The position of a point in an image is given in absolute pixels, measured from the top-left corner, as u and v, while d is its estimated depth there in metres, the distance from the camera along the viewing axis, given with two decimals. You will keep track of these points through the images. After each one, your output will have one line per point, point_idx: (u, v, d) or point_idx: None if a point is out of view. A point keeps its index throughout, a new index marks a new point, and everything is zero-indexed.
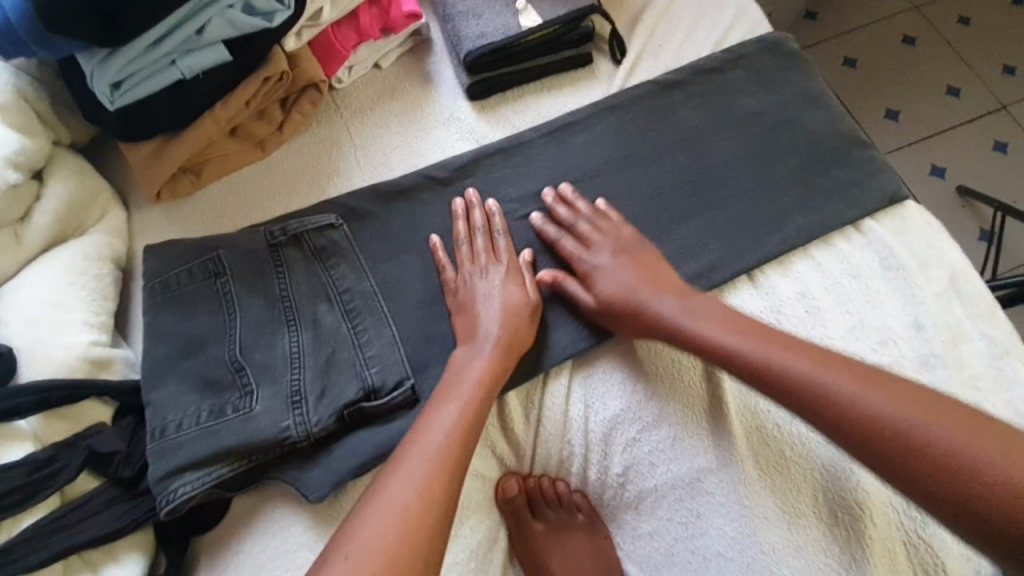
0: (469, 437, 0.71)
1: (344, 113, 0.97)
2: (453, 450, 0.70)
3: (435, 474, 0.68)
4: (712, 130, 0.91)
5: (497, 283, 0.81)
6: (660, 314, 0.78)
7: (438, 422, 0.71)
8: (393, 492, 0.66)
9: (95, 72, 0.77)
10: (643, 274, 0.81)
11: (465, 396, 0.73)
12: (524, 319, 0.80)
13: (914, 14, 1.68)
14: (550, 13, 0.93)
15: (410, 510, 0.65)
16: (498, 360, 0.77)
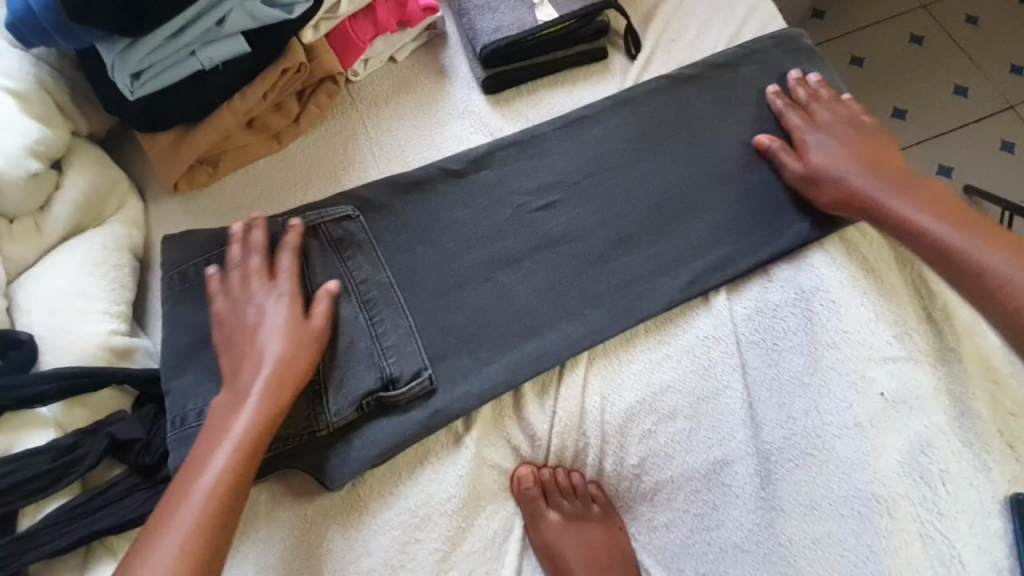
0: (239, 488, 0.67)
1: (359, 107, 0.97)
2: (227, 496, 0.66)
3: (200, 538, 0.63)
4: (726, 124, 0.91)
5: (275, 312, 0.75)
6: (845, 177, 0.83)
7: (226, 438, 0.68)
8: (179, 518, 0.64)
9: (117, 62, 0.77)
10: (873, 149, 0.85)
11: (259, 403, 0.70)
12: (309, 344, 0.74)
13: (922, 14, 1.68)
14: (566, 8, 0.93)
15: (201, 533, 0.64)
16: (300, 369, 0.72)
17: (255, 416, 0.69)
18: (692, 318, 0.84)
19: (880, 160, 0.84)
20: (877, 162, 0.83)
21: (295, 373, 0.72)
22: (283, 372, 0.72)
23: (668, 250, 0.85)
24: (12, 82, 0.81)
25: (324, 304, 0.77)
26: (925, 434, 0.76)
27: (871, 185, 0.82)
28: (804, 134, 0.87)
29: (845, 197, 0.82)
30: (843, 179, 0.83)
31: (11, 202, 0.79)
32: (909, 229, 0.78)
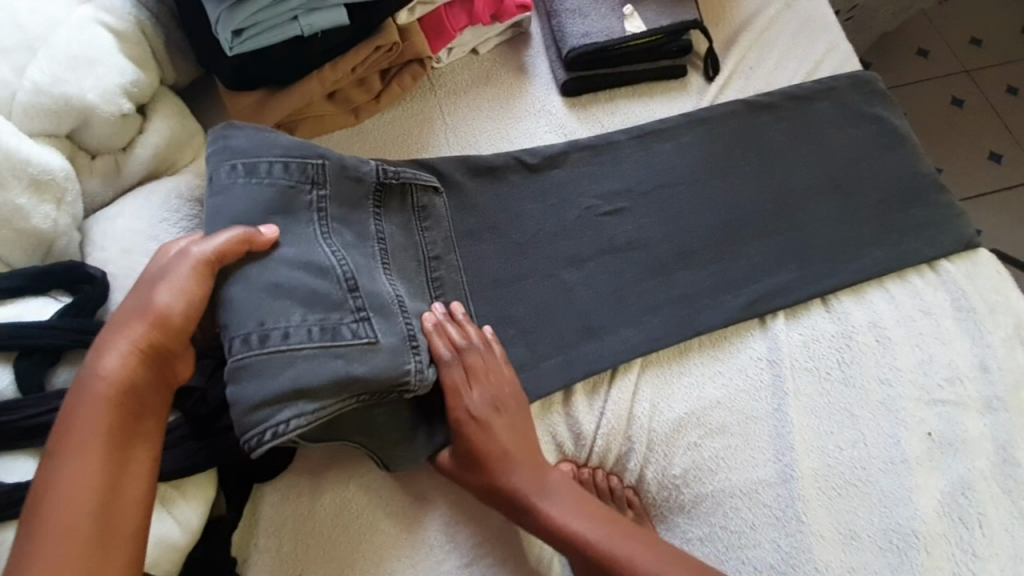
0: (119, 441, 0.61)
1: (438, 93, 0.99)
2: (109, 453, 0.60)
3: (83, 508, 0.58)
4: (796, 155, 0.93)
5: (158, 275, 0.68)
6: (499, 471, 0.72)
7: (78, 421, 0.60)
8: (47, 523, 0.57)
9: (222, 18, 0.78)
10: (511, 434, 0.74)
11: (118, 357, 0.62)
12: (186, 280, 0.65)
13: (966, 78, 1.72)
14: (654, 23, 0.96)
15: (84, 527, 0.58)
16: (177, 313, 0.65)
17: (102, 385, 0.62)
18: (746, 339, 0.85)
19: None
20: (515, 452, 0.74)
21: (172, 324, 0.65)
22: (158, 321, 0.64)
23: (729, 270, 0.87)
24: (114, 20, 0.81)
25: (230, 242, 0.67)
26: (966, 477, 0.77)
27: (575, 516, 0.72)
28: (461, 397, 0.74)
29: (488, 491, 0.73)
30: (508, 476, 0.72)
31: (97, 139, 0.80)
32: (593, 558, 0.71)
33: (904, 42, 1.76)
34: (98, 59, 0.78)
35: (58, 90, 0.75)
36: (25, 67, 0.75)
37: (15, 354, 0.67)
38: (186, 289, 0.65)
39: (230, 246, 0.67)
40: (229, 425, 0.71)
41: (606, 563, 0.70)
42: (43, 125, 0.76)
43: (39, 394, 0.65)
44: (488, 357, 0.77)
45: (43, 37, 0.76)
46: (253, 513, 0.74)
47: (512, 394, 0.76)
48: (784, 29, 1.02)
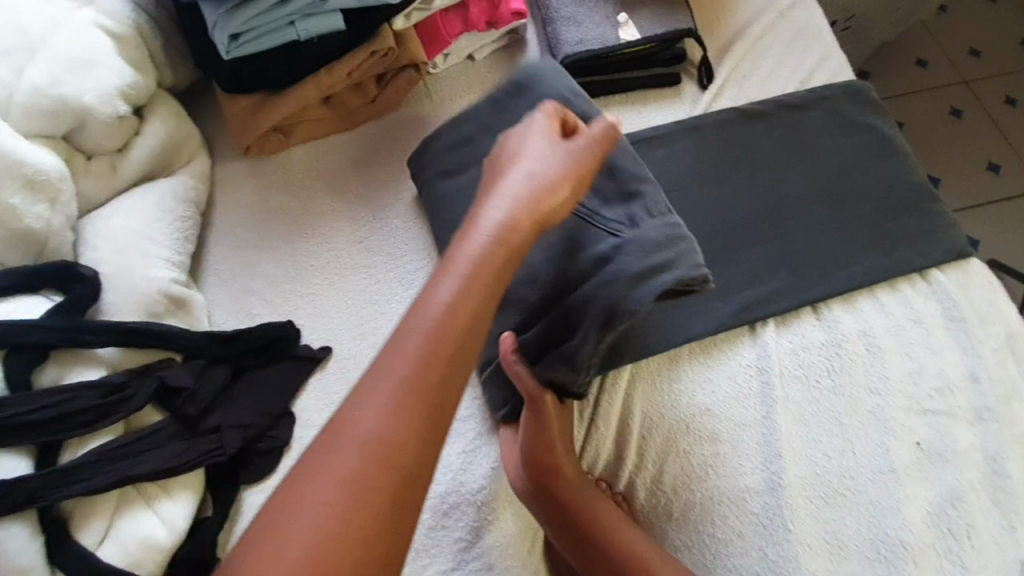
0: (481, 306, 0.58)
1: (434, 98, 0.99)
2: (467, 316, 0.57)
3: (434, 360, 0.54)
4: (788, 163, 0.93)
5: (533, 143, 0.69)
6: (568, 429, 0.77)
7: (437, 334, 0.56)
8: (399, 359, 0.54)
9: (220, 22, 0.79)
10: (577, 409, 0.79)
11: (502, 209, 0.64)
12: (564, 175, 0.67)
13: (963, 88, 1.72)
14: (647, 31, 0.97)
15: (424, 385, 0.53)
16: (561, 184, 0.67)
17: (464, 294, 0.58)
18: (737, 346, 0.85)
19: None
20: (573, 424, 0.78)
21: (523, 219, 0.63)
22: (546, 192, 0.66)
23: (721, 277, 0.87)
24: (113, 23, 0.82)
25: (592, 142, 0.71)
26: (954, 488, 0.77)
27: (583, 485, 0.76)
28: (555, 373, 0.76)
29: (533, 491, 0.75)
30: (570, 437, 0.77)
31: (93, 141, 0.81)
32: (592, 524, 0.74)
33: (903, 52, 1.77)
34: (96, 61, 0.79)
35: (56, 92, 0.76)
36: (22, 68, 0.76)
37: (6, 352, 0.67)
38: (572, 183, 0.67)
39: (603, 135, 0.71)
40: (218, 426, 0.72)
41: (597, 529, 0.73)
42: (40, 126, 0.77)
43: (25, 393, 0.65)
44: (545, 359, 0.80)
45: (42, 38, 0.77)
46: (237, 517, 0.73)
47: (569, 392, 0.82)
48: (778, 38, 1.03)
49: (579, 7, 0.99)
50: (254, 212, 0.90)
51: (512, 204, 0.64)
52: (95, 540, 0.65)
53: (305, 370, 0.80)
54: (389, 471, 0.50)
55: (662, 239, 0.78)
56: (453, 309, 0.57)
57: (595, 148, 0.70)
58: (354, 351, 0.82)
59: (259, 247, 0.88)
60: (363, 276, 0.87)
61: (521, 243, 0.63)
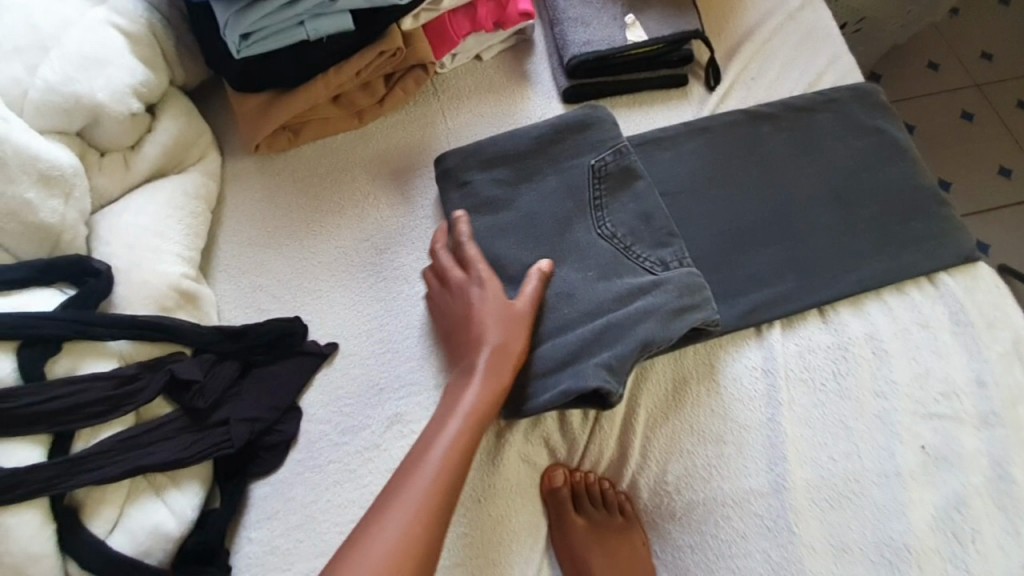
0: (468, 455, 0.70)
1: (442, 98, 1.00)
2: (459, 462, 0.69)
3: (434, 502, 0.66)
4: (795, 166, 0.93)
5: (486, 299, 0.77)
6: None
7: (438, 483, 0.67)
8: (402, 504, 0.65)
9: (230, 21, 0.80)
10: None
11: (484, 376, 0.73)
12: (523, 326, 0.77)
13: (974, 92, 1.71)
14: (656, 32, 0.97)
15: (433, 512, 0.65)
16: (519, 348, 0.76)
17: (456, 445, 0.69)
18: (743, 348, 0.85)
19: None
20: None
21: (495, 376, 0.73)
22: (510, 355, 0.75)
23: (725, 278, 0.87)
24: (126, 23, 0.84)
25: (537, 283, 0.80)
26: (959, 492, 0.77)
27: None
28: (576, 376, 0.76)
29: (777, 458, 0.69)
30: None
31: (107, 137, 0.82)
32: None
33: (913, 55, 1.76)
34: (110, 59, 0.80)
35: (68, 89, 0.77)
36: (36, 66, 0.77)
37: (18, 344, 0.68)
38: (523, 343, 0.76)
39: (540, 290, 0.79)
40: (227, 418, 0.73)
41: None
42: (54, 123, 0.78)
43: (39, 382, 0.66)
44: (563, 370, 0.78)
45: (55, 37, 0.79)
46: (244, 508, 0.74)
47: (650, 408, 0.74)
48: (786, 41, 1.03)
49: (587, 8, 1.00)
50: (265, 209, 0.91)
51: (486, 364, 0.74)
52: (105, 528, 0.66)
53: (312, 365, 0.81)
54: None
55: (685, 286, 0.80)
56: (452, 453, 0.69)
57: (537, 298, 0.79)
58: (358, 348, 0.83)
59: (268, 244, 0.89)
60: (369, 274, 0.88)
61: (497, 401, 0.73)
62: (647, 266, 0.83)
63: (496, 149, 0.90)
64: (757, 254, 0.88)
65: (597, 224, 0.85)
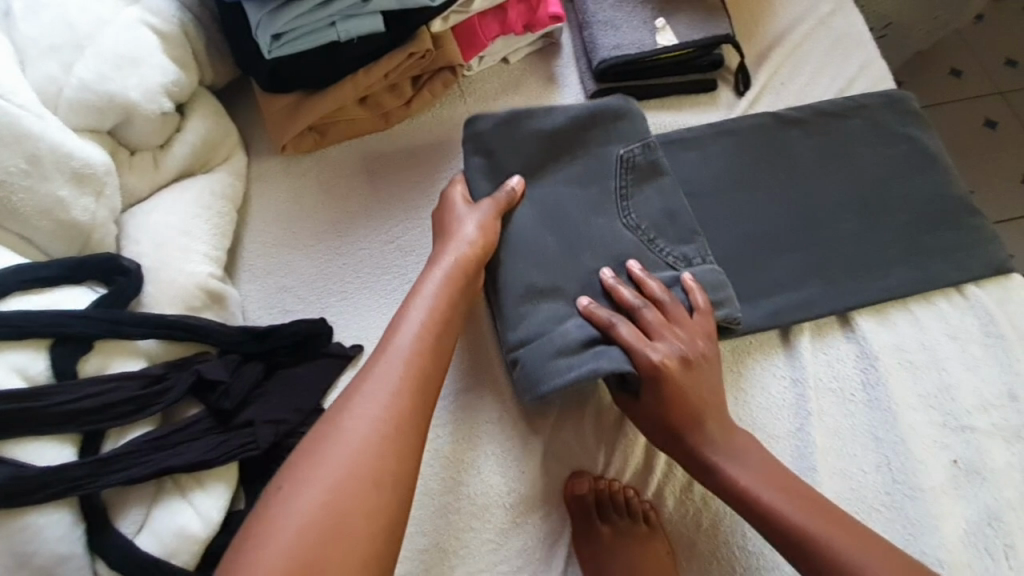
0: (440, 335, 0.73)
1: (467, 99, 1.00)
2: (429, 341, 0.71)
3: (409, 377, 0.68)
4: (826, 172, 0.92)
5: (461, 210, 0.82)
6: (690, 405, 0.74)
7: (411, 359, 0.69)
8: (376, 380, 0.67)
9: (263, 21, 0.80)
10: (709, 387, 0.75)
11: (449, 262, 0.77)
12: (485, 223, 0.80)
13: (1000, 100, 1.68)
14: (686, 36, 0.96)
15: (407, 384, 0.68)
16: (483, 238, 0.79)
17: (424, 329, 0.72)
18: (770, 356, 0.84)
19: (776, 466, 0.73)
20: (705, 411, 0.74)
21: (459, 264, 0.77)
22: (473, 246, 0.78)
23: (757, 284, 0.85)
24: (159, 21, 0.84)
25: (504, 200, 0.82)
26: (994, 508, 0.75)
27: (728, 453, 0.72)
28: (647, 348, 0.74)
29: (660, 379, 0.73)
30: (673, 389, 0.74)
31: (138, 136, 0.82)
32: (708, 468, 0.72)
33: (937, 61, 1.73)
34: (143, 58, 0.80)
35: (103, 87, 0.77)
36: (72, 64, 0.78)
37: (50, 341, 0.68)
38: (486, 237, 0.79)
39: (507, 198, 0.82)
40: (252, 420, 0.73)
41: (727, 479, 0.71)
42: (88, 121, 0.78)
43: (69, 381, 0.66)
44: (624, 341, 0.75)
45: (91, 35, 0.79)
46: None
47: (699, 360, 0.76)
48: (817, 46, 1.01)
49: (616, 12, 0.99)
50: (289, 209, 0.91)
51: (451, 254, 0.77)
52: (133, 528, 0.67)
53: (336, 368, 0.80)
54: (396, 451, 0.64)
55: (709, 281, 0.81)
56: (417, 347, 0.70)
57: (505, 204, 0.82)
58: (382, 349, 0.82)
59: (293, 244, 0.89)
60: (393, 275, 0.87)
61: (463, 286, 0.77)
62: (670, 260, 0.83)
63: (530, 128, 0.87)
64: (787, 261, 0.87)
65: (622, 214, 0.85)
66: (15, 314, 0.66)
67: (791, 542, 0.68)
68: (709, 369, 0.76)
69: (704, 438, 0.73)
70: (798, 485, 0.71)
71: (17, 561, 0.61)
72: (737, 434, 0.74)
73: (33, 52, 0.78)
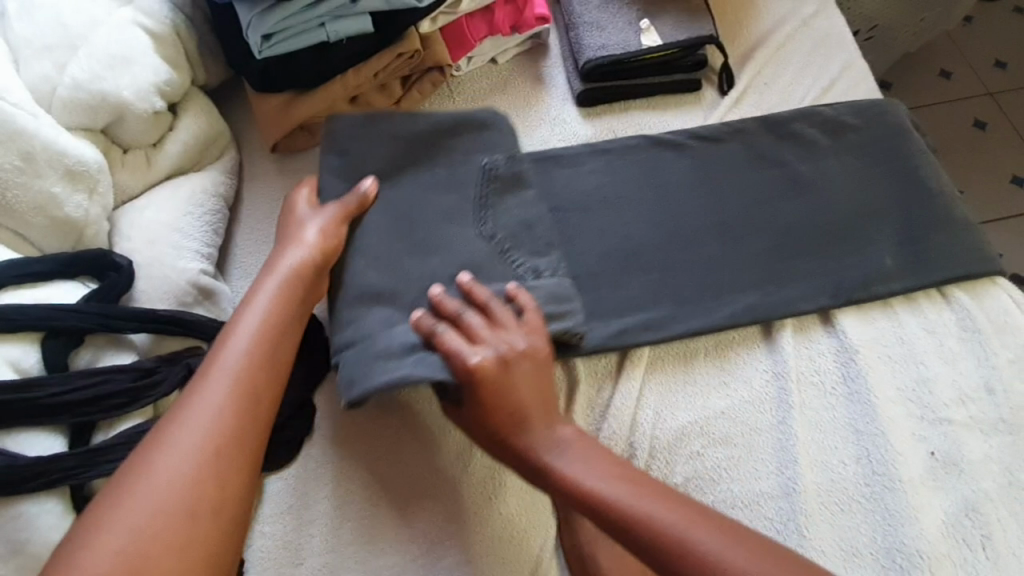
0: (277, 345, 0.70)
1: (456, 99, 1.01)
2: (267, 353, 0.69)
3: (236, 392, 0.65)
4: (808, 170, 0.93)
5: (302, 216, 0.80)
6: (524, 418, 0.70)
7: (243, 375, 0.67)
8: (199, 399, 0.64)
9: (254, 22, 0.82)
10: (534, 390, 0.72)
11: (288, 271, 0.75)
12: (331, 224, 0.78)
13: (988, 101, 1.70)
14: (670, 37, 0.98)
15: (239, 401, 0.65)
16: (325, 242, 0.77)
17: (257, 341, 0.69)
18: (750, 349, 0.85)
19: (618, 461, 0.68)
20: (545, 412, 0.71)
21: (302, 271, 0.75)
22: (315, 250, 0.76)
23: (738, 279, 0.87)
24: (152, 22, 0.86)
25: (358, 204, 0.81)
26: (971, 499, 0.76)
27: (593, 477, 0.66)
28: (467, 353, 0.71)
29: (480, 388, 0.70)
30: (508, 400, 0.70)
31: (130, 134, 0.84)
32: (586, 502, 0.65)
33: (925, 63, 1.76)
34: (135, 58, 0.82)
35: (95, 87, 0.79)
36: (65, 63, 0.79)
37: (43, 334, 0.69)
38: (327, 243, 0.77)
39: (351, 202, 0.80)
40: None
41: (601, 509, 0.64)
42: (80, 119, 0.80)
43: (62, 374, 0.67)
44: (445, 345, 0.71)
45: (83, 35, 0.81)
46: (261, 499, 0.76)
47: (528, 363, 0.72)
48: (800, 46, 1.03)
49: (602, 13, 1.01)
50: (280, 206, 0.93)
51: (297, 263, 0.75)
52: None
53: (326, 363, 0.81)
54: (216, 475, 0.61)
55: (552, 294, 0.79)
56: (245, 363, 0.67)
57: (349, 203, 0.80)
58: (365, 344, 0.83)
59: None
60: None
61: (304, 294, 0.75)
62: (520, 271, 0.81)
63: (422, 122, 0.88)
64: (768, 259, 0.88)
65: (478, 223, 0.83)
66: (9, 308, 0.67)
67: (644, 539, 0.62)
68: (529, 369, 0.72)
69: (533, 439, 0.70)
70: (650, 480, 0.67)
71: (9, 549, 0.62)
72: (562, 427, 0.71)
73: (27, 52, 0.79)
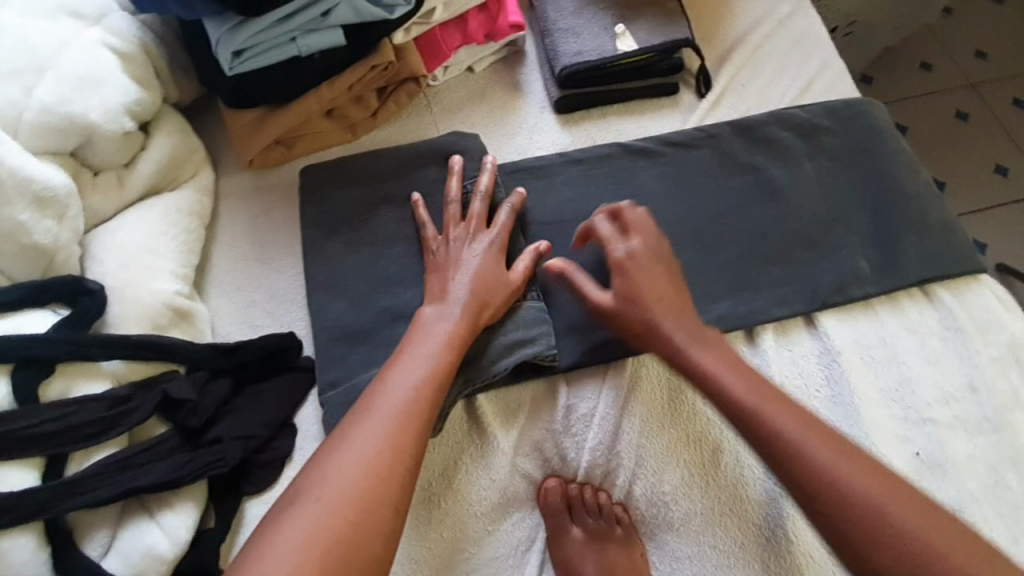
0: (444, 380, 0.70)
1: (433, 109, 1.00)
2: (434, 387, 0.70)
3: (405, 415, 0.66)
4: (786, 172, 0.93)
5: (483, 247, 0.81)
6: (658, 320, 0.76)
7: (407, 401, 0.67)
8: (369, 420, 0.65)
9: (223, 39, 0.81)
10: (661, 279, 0.78)
11: (462, 302, 0.76)
12: (510, 283, 0.80)
13: (970, 91, 1.71)
14: (646, 41, 0.97)
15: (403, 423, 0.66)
16: (497, 294, 0.79)
17: (431, 370, 0.70)
18: (734, 352, 0.85)
19: (757, 379, 0.73)
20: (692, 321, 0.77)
21: (473, 307, 0.76)
22: (489, 290, 0.78)
23: (717, 284, 0.87)
24: (119, 41, 0.84)
25: (532, 259, 0.83)
26: (957, 500, 0.76)
27: (729, 381, 0.72)
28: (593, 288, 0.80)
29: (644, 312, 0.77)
30: (653, 320, 0.76)
31: (100, 156, 0.82)
32: (735, 410, 0.70)
33: (907, 56, 1.76)
34: (103, 78, 0.81)
35: (63, 110, 0.78)
36: (31, 87, 0.78)
37: (13, 366, 0.68)
38: (488, 288, 0.78)
39: (530, 265, 0.82)
40: (221, 437, 0.73)
41: (765, 438, 0.68)
42: (49, 143, 0.78)
43: (31, 407, 0.67)
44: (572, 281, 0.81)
45: (49, 58, 0.80)
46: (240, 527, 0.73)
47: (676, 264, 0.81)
48: (777, 46, 1.03)
49: (577, 19, 1.00)
50: (257, 223, 0.92)
51: (467, 294, 0.77)
52: (100, 550, 0.67)
53: (305, 383, 0.80)
54: (387, 495, 0.61)
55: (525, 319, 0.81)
56: (410, 394, 0.68)
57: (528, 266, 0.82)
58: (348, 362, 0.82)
59: (263, 259, 0.89)
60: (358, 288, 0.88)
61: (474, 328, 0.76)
62: None
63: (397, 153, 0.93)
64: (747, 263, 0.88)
65: None
66: None
67: (809, 485, 0.66)
68: (652, 268, 0.79)
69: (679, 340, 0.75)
70: (829, 429, 0.69)
71: None
72: (712, 334, 0.76)
73: None
